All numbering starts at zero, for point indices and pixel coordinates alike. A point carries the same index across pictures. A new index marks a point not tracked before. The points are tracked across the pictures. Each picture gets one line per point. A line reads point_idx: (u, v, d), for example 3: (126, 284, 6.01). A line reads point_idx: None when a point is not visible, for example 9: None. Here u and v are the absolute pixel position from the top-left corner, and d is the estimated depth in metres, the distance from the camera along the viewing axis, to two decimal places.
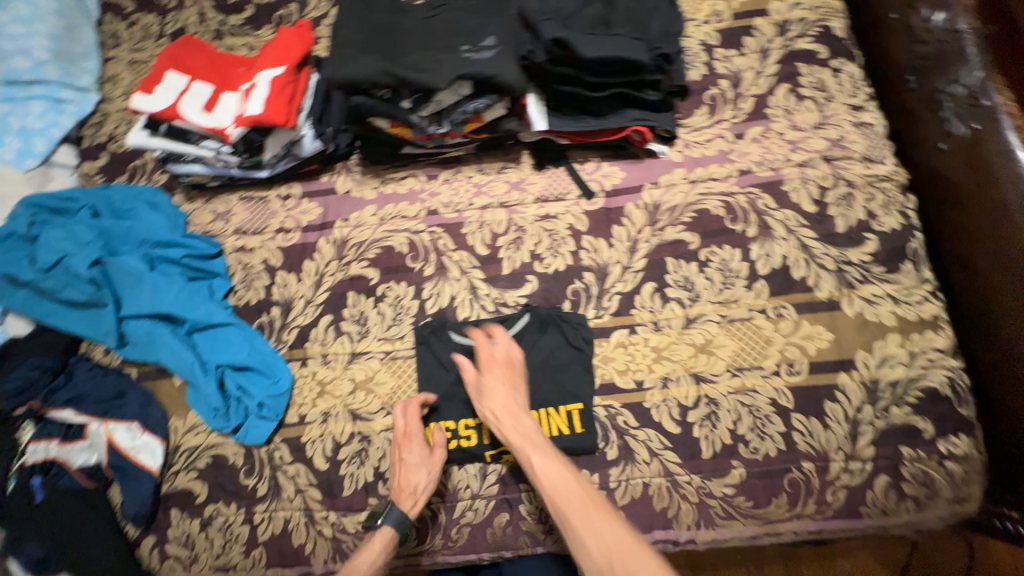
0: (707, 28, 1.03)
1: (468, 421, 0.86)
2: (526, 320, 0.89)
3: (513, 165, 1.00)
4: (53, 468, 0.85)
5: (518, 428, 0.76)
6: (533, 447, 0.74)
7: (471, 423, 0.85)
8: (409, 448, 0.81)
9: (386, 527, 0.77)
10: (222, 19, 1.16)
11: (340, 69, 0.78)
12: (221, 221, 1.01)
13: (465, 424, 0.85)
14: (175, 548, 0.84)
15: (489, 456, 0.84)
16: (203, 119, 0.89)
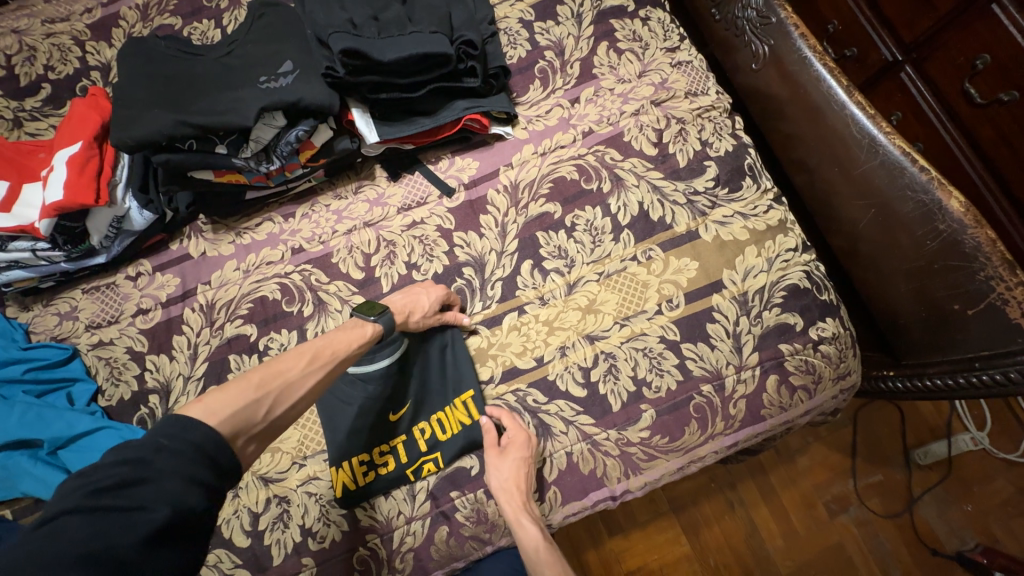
0: (521, 5, 1.05)
1: (381, 446, 0.83)
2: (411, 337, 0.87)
3: (369, 182, 0.98)
4: None
5: (500, 481, 0.78)
6: (511, 499, 0.78)
7: (386, 450, 0.83)
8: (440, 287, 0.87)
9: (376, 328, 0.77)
10: (15, 105, 1.05)
11: (129, 132, 0.73)
12: (69, 321, 0.92)
13: (378, 450, 0.83)
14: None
15: (411, 474, 0.82)
16: (5, 221, 0.80)
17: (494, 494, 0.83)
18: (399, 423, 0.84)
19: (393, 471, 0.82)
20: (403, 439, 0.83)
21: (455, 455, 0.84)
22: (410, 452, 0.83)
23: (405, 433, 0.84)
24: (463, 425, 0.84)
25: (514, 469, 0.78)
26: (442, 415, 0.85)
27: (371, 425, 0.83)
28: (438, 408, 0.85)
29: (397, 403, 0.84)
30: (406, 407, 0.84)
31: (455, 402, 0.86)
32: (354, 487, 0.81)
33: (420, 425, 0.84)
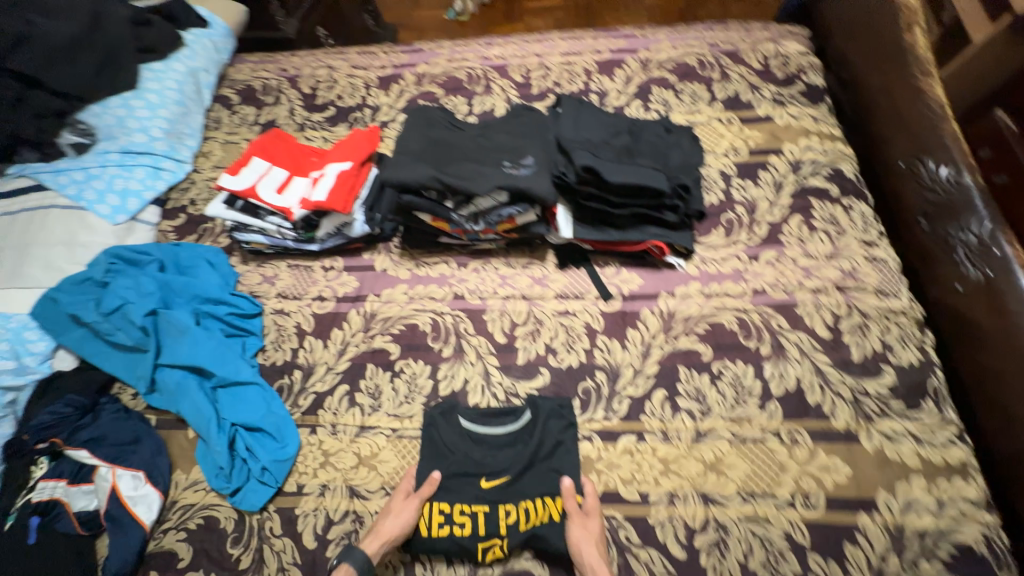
0: (726, 160, 1.14)
1: (464, 504, 0.82)
2: (530, 417, 0.90)
3: (538, 262, 1.08)
4: (54, 508, 0.85)
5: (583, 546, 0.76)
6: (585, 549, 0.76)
7: (467, 512, 0.82)
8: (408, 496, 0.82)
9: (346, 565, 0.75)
10: (307, 115, 1.37)
11: (397, 174, 0.91)
12: (267, 284, 1.10)
13: (460, 507, 0.82)
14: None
15: (479, 549, 0.79)
16: (274, 200, 1.01)
17: None
18: (490, 489, 0.84)
19: (465, 535, 0.80)
20: (486, 510, 0.82)
21: (526, 551, 0.80)
22: (488, 526, 0.80)
23: (490, 504, 0.82)
24: (553, 524, 0.80)
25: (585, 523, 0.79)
26: (528, 501, 0.82)
27: (465, 482, 0.85)
28: (528, 493, 0.83)
29: (499, 468, 0.85)
30: (502, 478, 0.84)
31: (545, 492, 0.84)
32: (425, 531, 0.81)
33: (506, 504, 0.82)
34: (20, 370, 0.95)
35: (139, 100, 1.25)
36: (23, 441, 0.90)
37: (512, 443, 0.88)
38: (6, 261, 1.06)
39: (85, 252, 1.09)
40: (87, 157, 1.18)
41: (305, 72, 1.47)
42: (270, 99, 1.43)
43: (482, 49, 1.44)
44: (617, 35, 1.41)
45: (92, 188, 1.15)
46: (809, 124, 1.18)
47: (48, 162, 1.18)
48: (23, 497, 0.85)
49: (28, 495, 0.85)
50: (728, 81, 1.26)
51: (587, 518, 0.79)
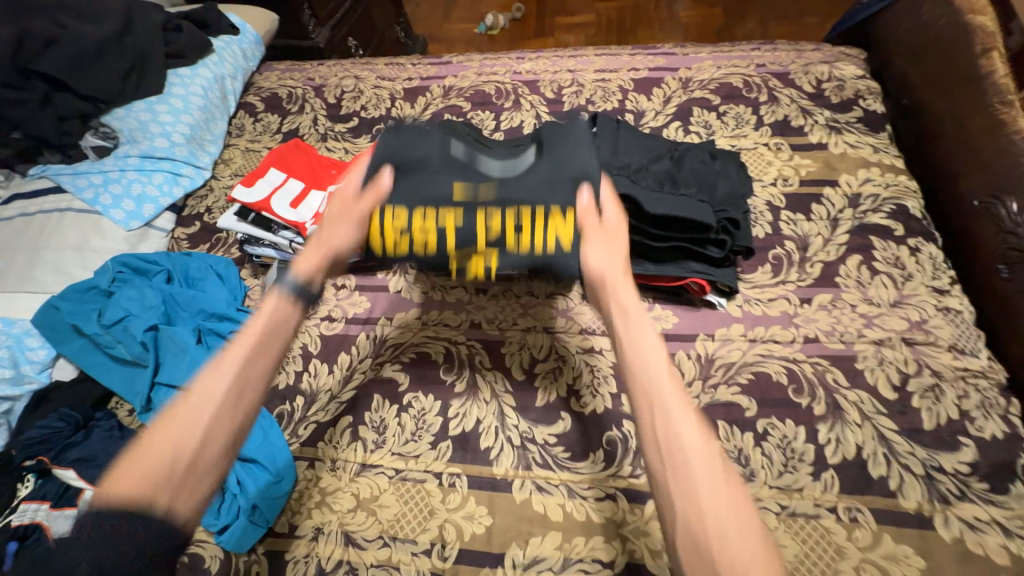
0: (774, 190, 1.05)
1: (428, 207, 0.69)
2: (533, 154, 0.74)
3: (562, 293, 0.99)
4: (32, 533, 0.78)
5: (598, 263, 0.65)
6: (642, 345, 0.56)
7: (434, 220, 0.69)
8: (356, 209, 0.71)
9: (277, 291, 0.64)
10: (330, 126, 1.34)
11: None
12: None
13: (423, 212, 0.69)
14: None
15: (450, 254, 0.70)
16: (288, 214, 0.96)
17: None
18: (465, 196, 0.69)
19: (430, 251, 0.70)
20: (460, 216, 0.69)
21: (517, 267, 0.69)
22: (462, 235, 0.69)
23: (467, 207, 0.69)
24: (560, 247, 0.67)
25: (606, 237, 0.67)
26: (513, 207, 0.68)
27: (432, 195, 0.69)
28: (521, 199, 0.68)
29: (481, 172, 0.71)
30: (483, 181, 0.70)
31: (539, 198, 0.68)
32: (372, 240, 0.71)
33: (484, 206, 0.68)
34: (18, 379, 0.92)
35: (164, 105, 1.23)
36: (13, 457, 0.86)
37: (529, 171, 0.71)
38: (17, 263, 1.04)
39: (96, 258, 1.06)
40: (107, 160, 1.17)
41: (331, 81, 1.44)
42: (295, 108, 1.40)
43: (513, 63, 1.38)
44: (656, 52, 1.33)
45: (108, 192, 1.13)
46: (868, 154, 1.07)
47: (69, 165, 1.17)
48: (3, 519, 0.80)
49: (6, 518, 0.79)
50: (777, 104, 1.17)
51: (607, 237, 0.67)
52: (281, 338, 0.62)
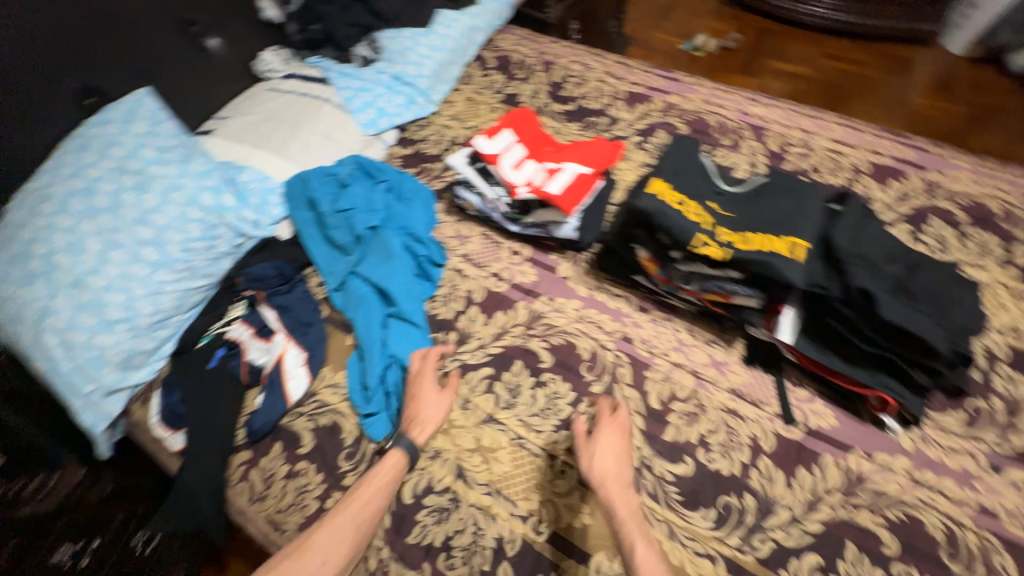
0: (999, 338, 0.93)
1: (693, 203, 0.87)
2: (764, 183, 0.95)
3: (723, 345, 0.98)
4: (234, 349, 0.98)
5: (608, 462, 0.85)
6: (628, 501, 0.81)
7: (697, 209, 0.85)
8: (433, 395, 0.91)
9: (399, 451, 0.85)
10: (547, 102, 1.41)
11: (655, 204, 0.84)
12: (457, 241, 1.14)
13: (691, 203, 0.86)
14: (257, 478, 0.90)
15: (699, 238, 0.82)
16: (509, 174, 1.05)
17: None
18: (715, 206, 0.88)
19: (693, 222, 0.83)
20: (711, 217, 0.86)
21: (738, 262, 0.81)
22: (712, 228, 0.84)
23: (715, 218, 0.86)
24: (778, 256, 0.79)
25: (615, 432, 0.88)
26: (751, 233, 0.84)
27: (699, 196, 0.89)
28: (755, 227, 0.85)
29: (724, 204, 0.90)
30: (725, 207, 0.89)
31: (771, 234, 0.84)
32: (661, 198, 0.86)
33: (729, 225, 0.85)
34: (256, 225, 1.10)
35: (425, 38, 1.37)
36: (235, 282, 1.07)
37: (755, 218, 0.87)
38: (279, 130, 1.23)
39: (334, 148, 1.23)
40: (366, 71, 1.34)
41: (561, 62, 1.51)
42: (521, 75, 1.49)
43: (744, 104, 1.35)
44: (907, 143, 1.23)
45: (360, 97, 1.31)
46: None
47: (337, 63, 1.35)
48: (219, 326, 1.01)
49: (223, 327, 1.01)
50: None
51: (620, 450, 0.87)
52: (378, 501, 0.81)
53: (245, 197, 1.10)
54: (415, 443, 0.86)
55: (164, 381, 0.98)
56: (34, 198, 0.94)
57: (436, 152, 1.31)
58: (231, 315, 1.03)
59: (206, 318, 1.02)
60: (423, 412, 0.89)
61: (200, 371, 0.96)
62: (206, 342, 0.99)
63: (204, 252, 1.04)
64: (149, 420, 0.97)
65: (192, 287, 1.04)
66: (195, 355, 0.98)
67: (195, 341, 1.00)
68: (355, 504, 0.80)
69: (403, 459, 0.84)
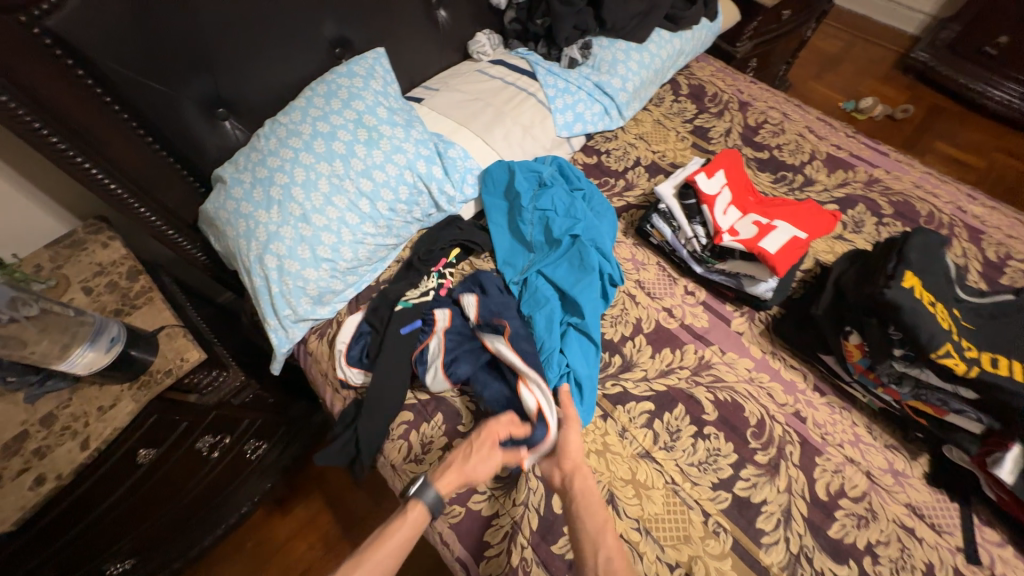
0: None
1: (938, 306, 0.82)
2: (1006, 301, 0.88)
3: (905, 454, 0.91)
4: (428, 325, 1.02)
5: (571, 445, 0.83)
6: (596, 508, 0.78)
7: (942, 314, 0.81)
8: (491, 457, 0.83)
9: (422, 503, 0.79)
10: (740, 145, 1.36)
11: (907, 299, 0.80)
12: (632, 265, 1.12)
13: (936, 305, 0.81)
14: (416, 443, 0.94)
15: (946, 347, 0.78)
16: (716, 217, 1.02)
17: None
18: (954, 315, 0.83)
19: (942, 327, 0.79)
20: (953, 326, 0.81)
21: (983, 384, 0.77)
22: (956, 338, 0.80)
23: (956, 327, 0.82)
24: None
25: (772, 510, 0.86)
26: (995, 354, 0.79)
27: (946, 301, 0.84)
28: (998, 349, 0.80)
29: (961, 314, 0.85)
30: (962, 318, 0.84)
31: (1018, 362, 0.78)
32: (914, 292, 0.81)
33: (970, 339, 0.81)
34: (450, 200, 1.14)
35: (637, 53, 1.36)
36: (429, 251, 1.11)
37: (999, 338, 0.81)
38: (484, 113, 1.26)
39: (530, 143, 1.25)
40: (571, 73, 1.35)
41: (758, 105, 1.45)
42: (715, 109, 1.44)
43: (960, 198, 1.24)
44: None
45: (562, 99, 1.31)
46: None
47: (544, 60, 1.38)
48: (414, 295, 1.05)
49: (420, 298, 1.05)
50: None
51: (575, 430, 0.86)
52: (397, 541, 0.76)
53: (449, 171, 1.14)
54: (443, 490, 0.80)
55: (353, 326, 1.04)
56: (285, 131, 1.02)
57: (620, 168, 1.31)
58: (427, 286, 1.07)
59: (403, 283, 1.07)
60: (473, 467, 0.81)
61: (396, 333, 0.99)
62: (404, 307, 1.02)
63: (403, 215, 1.10)
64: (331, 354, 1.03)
65: (384, 244, 1.10)
66: (395, 318, 1.00)
67: (391, 303, 1.04)
68: (379, 553, 0.74)
69: (429, 510, 0.79)
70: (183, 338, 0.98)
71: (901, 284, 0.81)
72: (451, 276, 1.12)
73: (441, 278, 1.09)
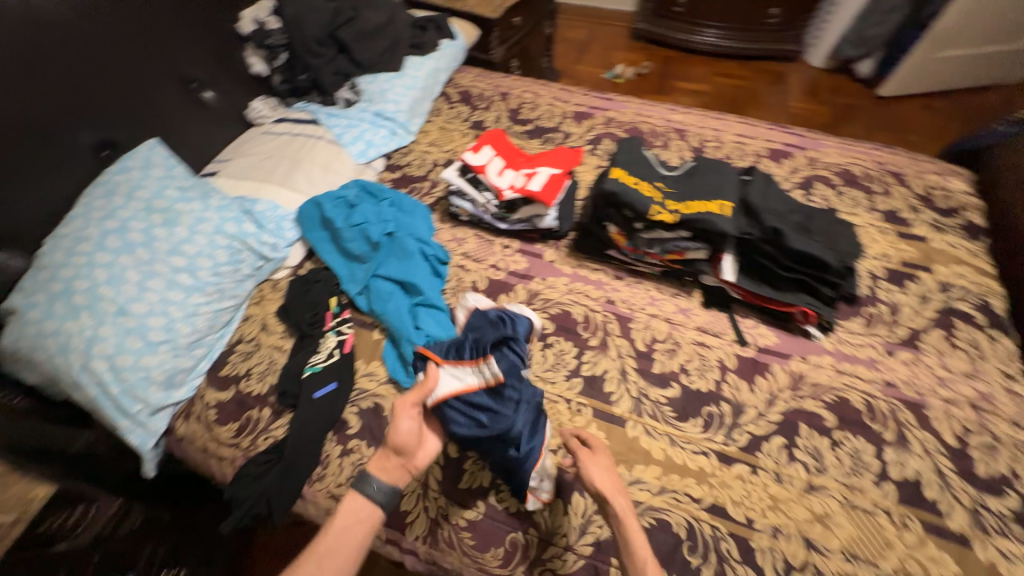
0: (877, 262, 1.24)
1: (644, 184, 1.13)
2: (694, 165, 1.23)
3: (685, 295, 1.22)
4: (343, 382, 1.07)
5: (598, 477, 0.87)
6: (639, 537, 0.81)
7: (647, 188, 1.12)
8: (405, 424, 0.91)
9: (369, 496, 0.84)
10: (510, 125, 1.66)
11: (618, 189, 1.11)
12: (455, 243, 1.33)
13: (642, 184, 1.13)
14: (325, 468, 1.00)
15: (653, 209, 1.08)
16: (494, 180, 1.26)
17: None
18: (660, 185, 1.15)
19: (647, 196, 1.10)
20: (658, 193, 1.12)
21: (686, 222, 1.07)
22: (661, 200, 1.10)
23: (662, 193, 1.12)
24: (712, 214, 1.06)
25: (612, 374, 1.10)
26: (690, 200, 1.10)
27: (649, 179, 1.15)
28: (691, 196, 1.12)
29: (666, 182, 1.16)
30: (667, 185, 1.15)
31: (704, 199, 1.10)
32: (621, 181, 1.12)
33: (672, 196, 1.12)
34: (274, 247, 1.23)
35: (400, 80, 1.60)
36: (294, 310, 1.17)
37: (690, 189, 1.14)
38: (281, 166, 1.37)
39: (334, 178, 1.39)
40: (351, 111, 1.53)
41: (514, 92, 1.78)
42: (483, 105, 1.74)
43: (666, 113, 1.68)
44: (789, 132, 1.60)
45: (350, 133, 1.49)
46: (963, 255, 1.26)
47: (323, 107, 1.54)
48: (316, 358, 1.09)
49: (325, 360, 1.09)
50: (890, 196, 1.39)
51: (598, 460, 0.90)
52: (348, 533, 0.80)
53: (262, 223, 1.23)
54: (390, 487, 0.85)
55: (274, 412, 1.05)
56: (71, 240, 1.03)
57: (422, 173, 1.51)
58: (327, 347, 1.12)
59: (302, 353, 1.10)
60: (400, 437, 0.87)
61: (308, 399, 1.03)
62: (311, 372, 1.07)
63: (231, 276, 1.16)
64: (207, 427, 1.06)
65: (222, 308, 1.14)
66: (305, 384, 1.05)
67: (298, 374, 1.08)
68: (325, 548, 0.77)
69: (377, 504, 0.83)
70: (20, 483, 0.98)
71: (610, 179, 1.13)
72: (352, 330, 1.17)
73: (340, 333, 1.15)
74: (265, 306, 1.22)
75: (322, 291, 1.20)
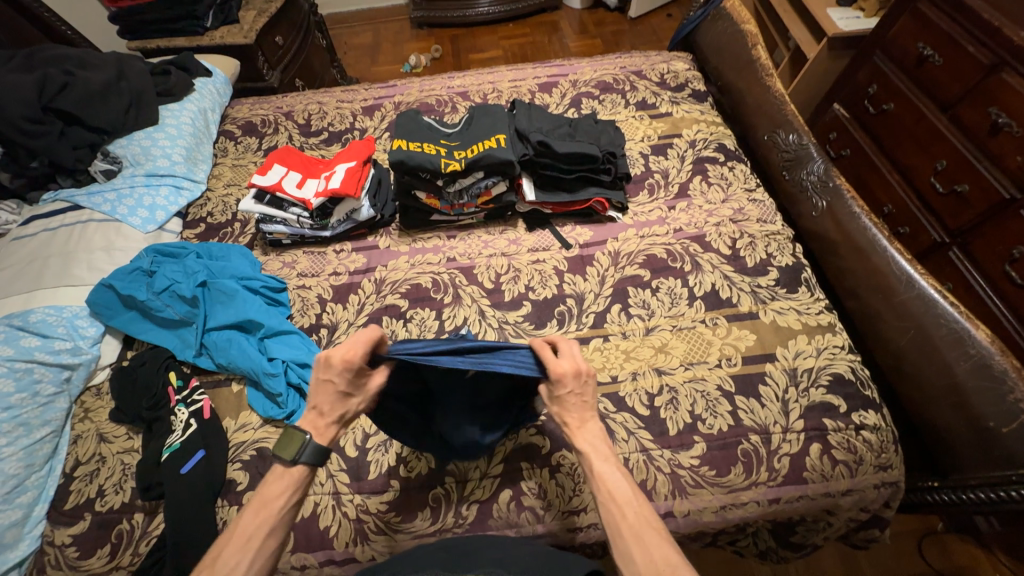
0: (643, 144, 1.51)
1: (428, 145, 1.23)
2: (469, 115, 1.36)
3: (512, 228, 1.36)
4: (213, 445, 1.01)
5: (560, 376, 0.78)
6: (598, 454, 0.75)
7: (433, 148, 1.22)
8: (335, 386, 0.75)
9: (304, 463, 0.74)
10: (304, 140, 1.63)
11: (406, 156, 1.18)
12: (287, 268, 1.30)
13: (427, 146, 1.23)
14: None
15: (443, 162, 1.19)
16: (296, 194, 1.27)
17: (556, 475, 0.97)
18: (443, 141, 1.26)
19: (434, 155, 1.20)
20: (443, 148, 1.23)
21: (474, 162, 1.19)
22: (448, 153, 1.22)
23: (447, 147, 1.24)
24: (492, 149, 1.20)
25: (472, 318, 1.19)
26: (472, 145, 1.23)
27: (431, 140, 1.26)
28: (472, 141, 1.25)
29: (449, 138, 1.28)
30: (450, 140, 1.27)
31: (482, 140, 1.24)
32: (407, 149, 1.20)
33: (456, 147, 1.24)
34: (76, 351, 1.10)
35: (161, 133, 1.48)
36: (130, 403, 1.07)
37: (469, 135, 1.27)
38: (49, 266, 1.20)
39: (124, 255, 1.26)
40: (116, 181, 1.39)
41: (297, 107, 1.73)
42: (270, 130, 1.67)
43: (446, 82, 1.79)
44: (551, 65, 1.81)
45: (124, 205, 1.34)
46: (698, 116, 1.58)
47: (80, 188, 1.37)
48: (173, 437, 1.01)
49: (182, 435, 1.00)
50: (637, 90, 1.67)
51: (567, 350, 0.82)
52: (281, 502, 0.73)
53: (47, 333, 1.09)
54: (323, 450, 0.74)
55: (147, 511, 0.96)
56: None
57: (227, 216, 1.43)
58: (181, 420, 1.03)
59: (156, 439, 1.01)
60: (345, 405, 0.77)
61: (175, 479, 0.95)
62: (172, 453, 0.98)
63: (30, 403, 1.01)
64: (71, 567, 0.93)
65: (35, 440, 0.99)
66: (167, 467, 0.96)
67: (158, 460, 0.98)
68: (248, 529, 0.69)
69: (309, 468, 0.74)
70: None
71: (394, 150, 1.20)
72: (205, 394, 1.09)
73: (191, 403, 1.06)
74: (95, 416, 1.09)
75: (152, 370, 1.10)
